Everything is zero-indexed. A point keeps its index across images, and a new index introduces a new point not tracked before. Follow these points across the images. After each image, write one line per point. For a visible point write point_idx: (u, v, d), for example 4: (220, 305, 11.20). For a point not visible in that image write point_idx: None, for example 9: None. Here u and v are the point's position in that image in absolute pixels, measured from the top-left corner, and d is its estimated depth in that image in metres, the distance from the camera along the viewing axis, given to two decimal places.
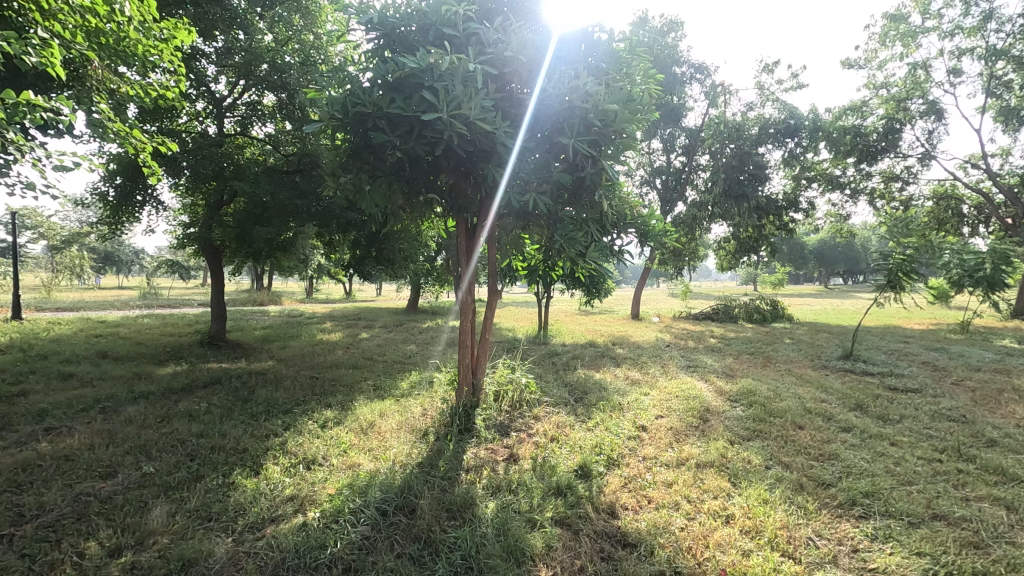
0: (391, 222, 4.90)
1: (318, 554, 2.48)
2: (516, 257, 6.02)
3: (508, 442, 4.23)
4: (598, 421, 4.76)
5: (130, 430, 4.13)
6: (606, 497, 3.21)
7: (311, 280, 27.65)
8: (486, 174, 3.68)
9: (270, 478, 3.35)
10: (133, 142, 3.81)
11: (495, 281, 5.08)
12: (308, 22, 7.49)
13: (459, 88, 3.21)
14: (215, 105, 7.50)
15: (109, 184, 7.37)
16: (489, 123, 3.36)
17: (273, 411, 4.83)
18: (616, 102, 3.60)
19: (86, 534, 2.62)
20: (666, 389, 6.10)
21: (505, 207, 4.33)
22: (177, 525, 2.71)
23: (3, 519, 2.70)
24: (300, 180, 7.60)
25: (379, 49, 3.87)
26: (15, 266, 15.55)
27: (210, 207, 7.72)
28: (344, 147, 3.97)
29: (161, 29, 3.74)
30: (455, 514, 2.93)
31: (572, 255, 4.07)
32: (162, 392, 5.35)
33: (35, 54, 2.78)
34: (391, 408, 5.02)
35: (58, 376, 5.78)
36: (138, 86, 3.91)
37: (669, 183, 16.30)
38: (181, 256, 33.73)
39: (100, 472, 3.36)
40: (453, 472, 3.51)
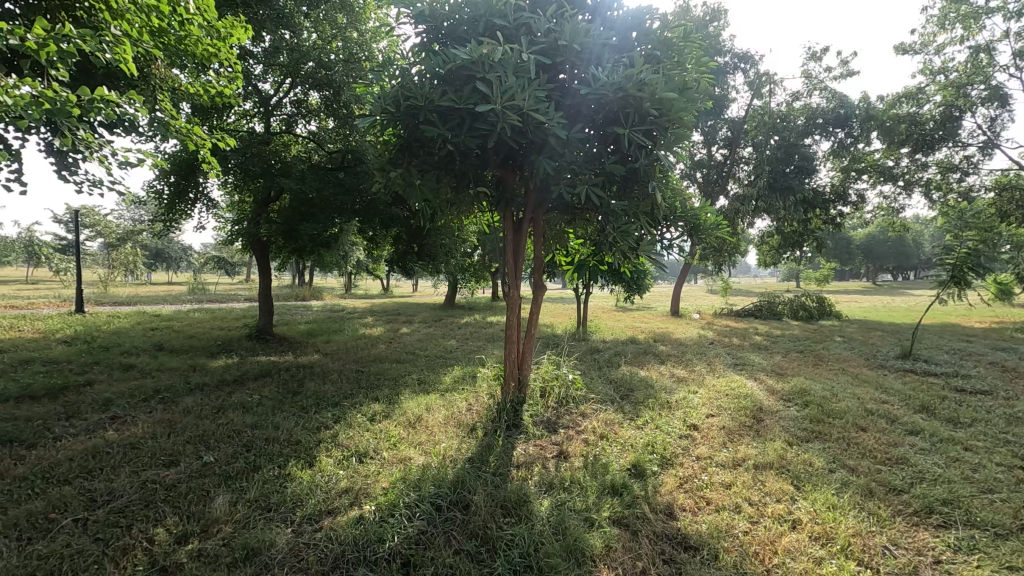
0: (439, 217, 4.89)
1: (377, 548, 2.47)
2: (560, 251, 5.94)
3: (557, 439, 4.17)
4: (647, 420, 4.64)
5: (189, 420, 4.25)
6: (663, 498, 3.11)
7: (349, 276, 28.15)
8: (538, 165, 3.60)
9: (324, 470, 3.39)
10: (192, 139, 3.89)
11: (540, 276, 4.99)
12: (352, 20, 7.57)
13: (513, 79, 3.15)
14: (263, 104, 7.67)
15: (164, 183, 7.63)
16: (544, 115, 3.28)
17: (323, 404, 4.91)
18: (673, 91, 3.44)
19: (154, 520, 2.69)
20: (715, 388, 5.91)
21: (554, 200, 4.27)
22: (239, 514, 2.76)
23: (77, 504, 2.81)
24: (345, 177, 7.70)
25: (428, 42, 3.84)
26: (76, 261, 16.32)
27: (258, 204, 7.91)
28: (395, 141, 3.98)
29: (221, 28, 3.83)
30: (510, 512, 2.89)
31: (625, 249, 3.92)
32: (216, 384, 5.51)
33: (107, 50, 2.86)
34: (437, 402, 5.04)
35: (119, 367, 6.02)
36: (198, 85, 4.02)
37: (710, 177, 15.89)
38: (227, 253, 34.89)
39: (164, 460, 3.46)
40: (504, 468, 3.48)
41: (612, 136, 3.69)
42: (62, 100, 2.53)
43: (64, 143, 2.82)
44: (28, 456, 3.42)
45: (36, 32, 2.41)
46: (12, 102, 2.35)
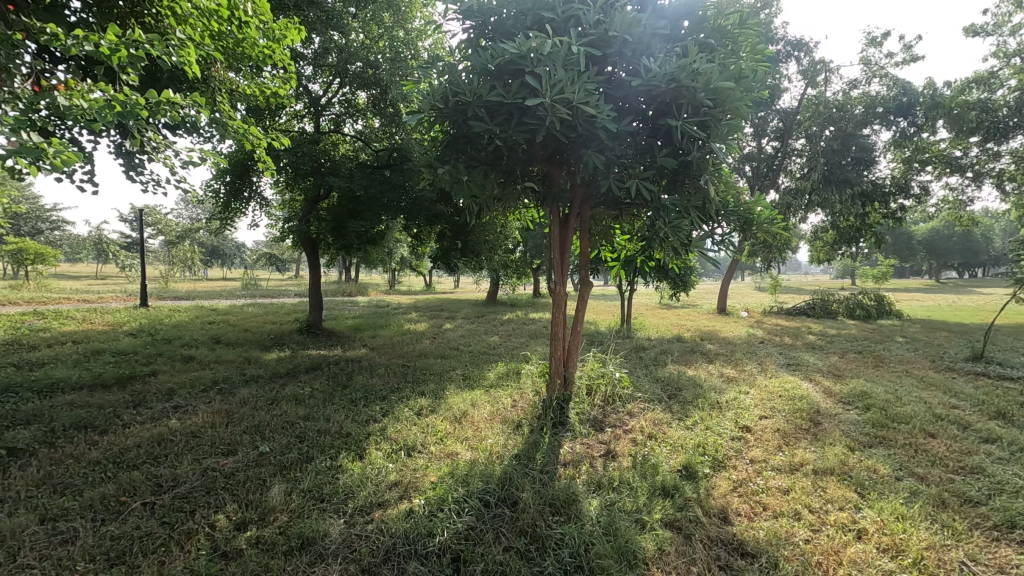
0: (485, 213, 4.89)
1: (427, 542, 2.49)
2: (606, 247, 5.84)
3: (604, 438, 4.11)
4: (696, 420, 4.52)
5: (245, 411, 4.41)
6: (716, 501, 3.00)
7: (392, 272, 28.65)
8: (586, 160, 3.54)
9: (374, 462, 3.44)
10: (249, 139, 4.00)
11: (586, 273, 4.92)
12: (398, 19, 7.65)
13: (562, 72, 3.09)
14: (313, 105, 7.87)
15: (221, 182, 7.95)
16: (594, 107, 3.21)
17: (371, 398, 5.00)
18: (729, 80, 3.31)
19: (215, 507, 2.80)
20: (767, 388, 5.70)
21: (601, 195, 4.19)
22: (294, 504, 2.83)
23: (144, 488, 2.95)
24: (391, 175, 7.84)
25: (475, 38, 3.83)
26: (140, 258, 17.19)
27: (308, 202, 8.14)
28: (442, 137, 4.00)
29: (276, 31, 3.94)
30: (558, 510, 2.86)
31: (676, 245, 3.80)
32: (270, 376, 5.70)
33: (173, 54, 2.97)
34: (482, 398, 5.05)
35: (181, 359, 6.31)
36: (255, 86, 4.15)
37: (760, 170, 15.35)
38: (277, 250, 36.14)
39: (223, 449, 3.59)
40: (550, 466, 3.45)
41: (663, 128, 3.58)
42: (133, 103, 2.65)
43: (133, 144, 2.96)
44: (100, 442, 3.63)
45: (109, 38, 2.52)
46: (88, 105, 2.47)
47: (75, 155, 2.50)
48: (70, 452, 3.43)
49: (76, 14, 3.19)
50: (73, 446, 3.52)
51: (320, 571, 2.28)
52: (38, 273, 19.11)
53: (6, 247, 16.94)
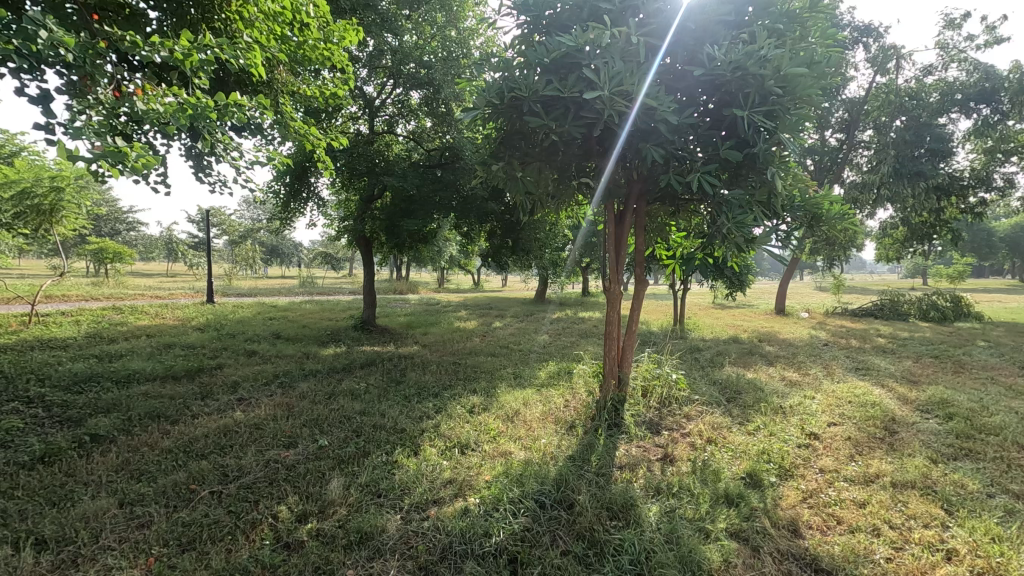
0: (538, 210, 4.83)
1: (483, 542, 2.46)
2: (661, 245, 5.67)
3: (661, 441, 3.98)
4: (759, 425, 4.31)
5: (305, 404, 4.53)
6: (785, 512, 2.84)
7: (440, 270, 29.01)
8: (645, 154, 3.42)
9: (428, 459, 3.46)
10: (309, 139, 4.11)
11: (642, 271, 4.77)
12: (450, 19, 7.69)
13: (621, 63, 2.99)
14: (368, 107, 8.03)
15: (281, 183, 8.25)
16: (655, 99, 3.08)
17: (424, 394, 5.05)
18: (800, 66, 3.11)
19: (277, 498, 2.88)
20: (834, 393, 5.38)
21: (659, 190, 4.05)
22: (352, 498, 2.87)
23: (212, 477, 3.07)
24: (443, 174, 7.90)
25: (530, 33, 3.76)
26: (207, 256, 18.13)
27: (363, 202, 8.32)
28: (496, 134, 3.97)
29: (335, 33, 4.02)
30: (617, 515, 2.77)
31: (740, 241, 3.62)
32: (327, 371, 5.85)
33: (240, 57, 3.09)
34: (534, 397, 5.00)
35: (244, 353, 6.58)
36: (315, 88, 4.26)
37: (823, 164, 14.62)
38: (331, 248, 37.36)
39: (284, 441, 3.70)
40: (606, 468, 3.37)
41: (727, 119, 3.41)
42: (203, 105, 2.75)
43: (203, 146, 3.08)
44: (172, 431, 3.80)
45: (183, 44, 2.63)
46: (164, 109, 2.59)
47: (154, 159, 2.65)
48: (145, 440, 3.62)
49: (152, 21, 3.35)
50: (148, 435, 3.71)
51: (379, 566, 2.29)
52: (117, 270, 20.52)
53: (88, 246, 18.27)
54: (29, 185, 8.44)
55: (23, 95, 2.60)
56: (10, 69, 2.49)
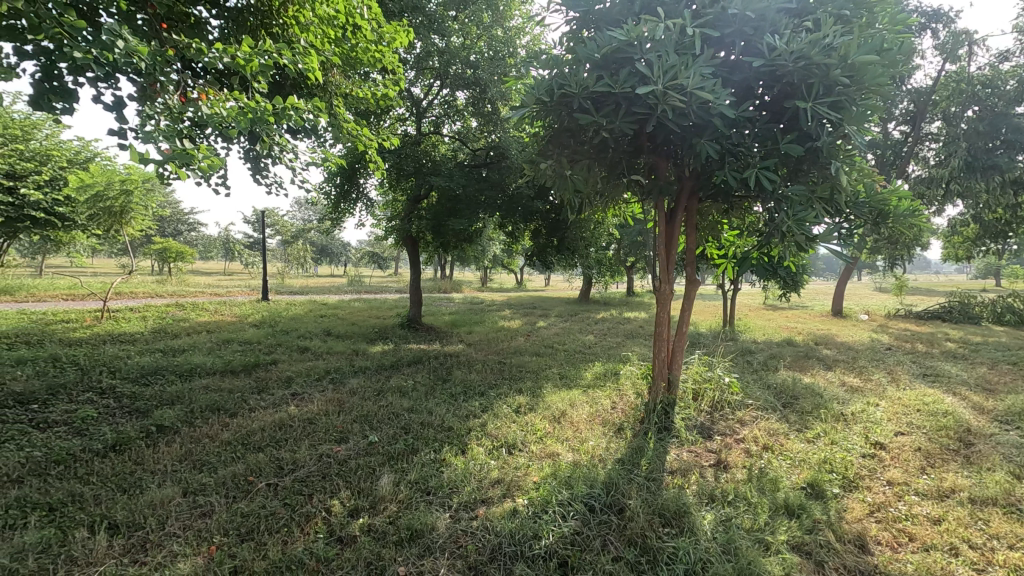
0: (586, 209, 4.76)
1: (533, 544, 2.43)
2: (712, 244, 5.49)
3: (714, 446, 3.85)
4: (819, 432, 4.11)
5: (355, 400, 4.63)
6: (851, 526, 2.68)
7: (483, 270, 29.20)
8: (699, 149, 3.31)
9: (476, 458, 3.46)
10: (361, 140, 4.19)
11: (693, 270, 4.62)
12: (496, 18, 7.70)
13: (676, 55, 2.89)
14: (415, 107, 8.14)
15: (332, 185, 8.48)
16: (711, 92, 2.97)
17: (470, 393, 5.07)
18: (870, 54, 2.93)
19: (330, 492, 2.94)
20: (901, 400, 5.08)
21: (713, 187, 3.91)
22: (402, 495, 2.90)
23: (269, 470, 3.16)
24: (488, 174, 7.93)
25: (579, 30, 3.70)
26: (262, 256, 18.89)
27: (410, 202, 8.45)
28: (545, 132, 3.94)
29: (386, 34, 4.08)
30: (670, 522, 2.69)
31: (800, 240, 3.45)
32: (376, 368, 5.97)
33: (298, 61, 3.18)
34: (581, 398, 4.94)
35: (297, 349, 6.79)
36: (366, 90, 4.34)
37: (886, 157, 13.74)
38: (378, 248, 38.31)
39: (336, 436, 3.78)
40: (657, 473, 3.28)
41: (788, 111, 3.25)
42: (262, 109, 2.85)
43: (262, 148, 3.18)
44: (231, 424, 3.96)
45: (244, 50, 2.73)
46: (226, 113, 2.69)
47: (218, 161, 2.76)
48: (207, 432, 3.78)
49: (215, 29, 3.49)
50: (209, 427, 3.87)
51: (429, 564, 2.30)
52: (179, 269, 21.66)
53: (153, 246, 19.36)
54: (101, 188, 9.00)
55: (99, 102, 2.75)
56: (88, 79, 2.64)
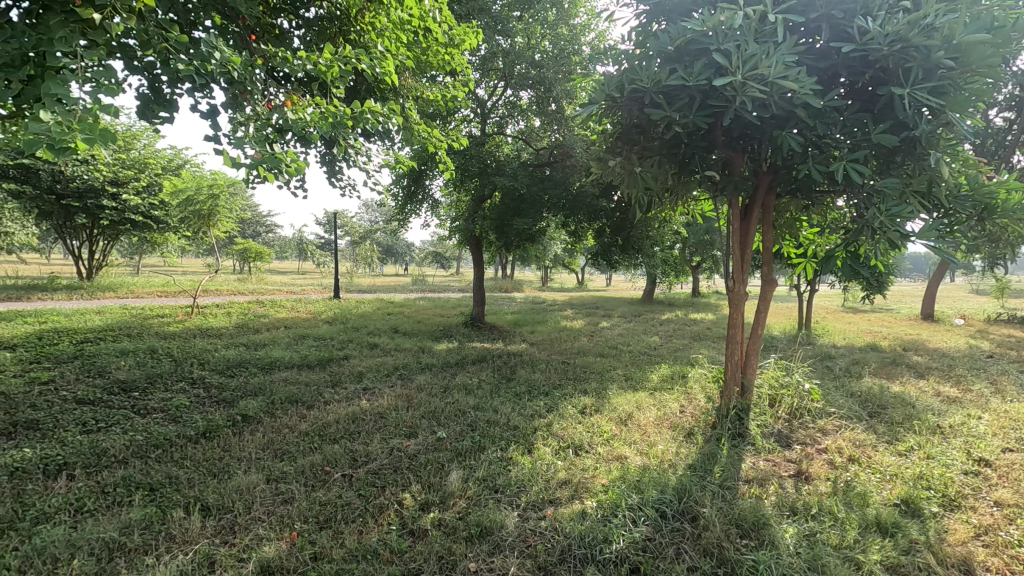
0: (655, 206, 4.63)
1: (604, 548, 2.39)
2: (790, 242, 5.21)
3: (793, 456, 3.64)
4: (912, 446, 3.80)
5: (423, 396, 4.74)
6: (954, 549, 2.45)
7: (544, 270, 29.20)
8: (781, 142, 3.14)
9: (543, 458, 3.44)
10: (431, 142, 4.28)
11: (770, 270, 4.37)
12: (561, 16, 7.65)
13: (757, 44, 2.74)
14: (480, 108, 8.24)
15: (399, 186, 8.73)
16: (795, 80, 2.80)
17: (535, 392, 5.07)
18: (979, 33, 2.67)
19: (401, 485, 3.01)
20: (1007, 414, 4.62)
21: (794, 182, 3.70)
22: (471, 491, 2.92)
23: (344, 461, 3.29)
24: (552, 173, 7.91)
25: (650, 24, 3.61)
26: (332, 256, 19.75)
27: (474, 202, 8.57)
28: (613, 129, 3.87)
29: (456, 36, 4.14)
30: (747, 533, 2.57)
31: (893, 237, 3.19)
32: (442, 365, 6.08)
33: (375, 67, 3.29)
34: (648, 401, 4.82)
35: (367, 345, 7.05)
36: (434, 92, 4.42)
37: (986, 148, 12.48)
38: (440, 248, 39.19)
39: (406, 431, 3.88)
40: (731, 481, 3.14)
41: (882, 98, 3.02)
42: (341, 113, 2.97)
43: (340, 151, 3.32)
44: (308, 415, 4.14)
45: (325, 56, 2.87)
46: (309, 118, 2.83)
47: (302, 164, 2.89)
48: (287, 422, 3.98)
49: (299, 40, 3.68)
50: (288, 418, 4.07)
51: (499, 562, 2.31)
52: (258, 269, 23.03)
53: (235, 247, 20.70)
54: (192, 193, 9.73)
55: (196, 111, 2.95)
56: (186, 90, 2.84)
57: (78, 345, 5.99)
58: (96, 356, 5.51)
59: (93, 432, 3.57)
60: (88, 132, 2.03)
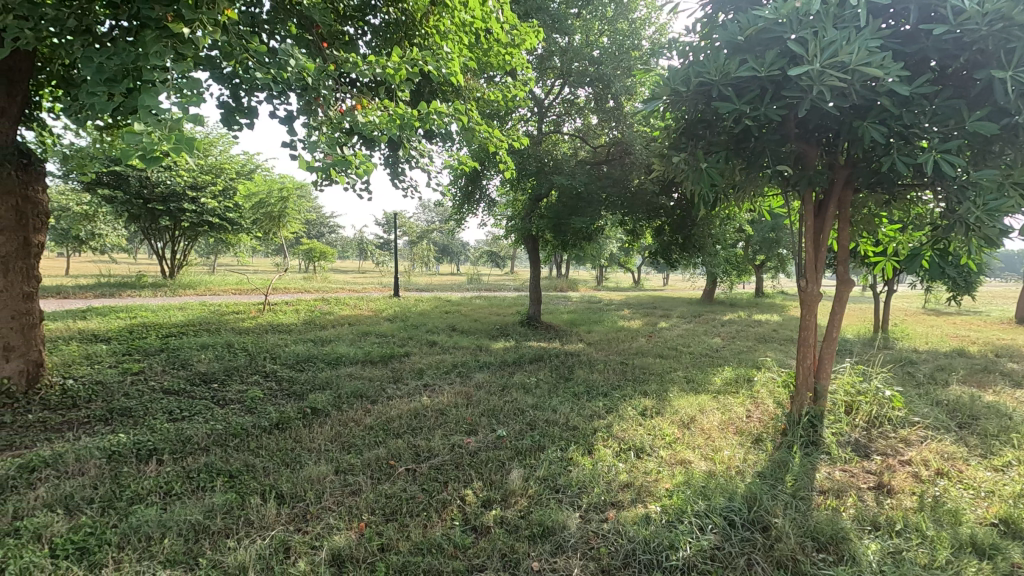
0: (721, 202, 4.46)
1: (670, 554, 2.32)
2: (868, 240, 4.90)
3: (872, 467, 3.42)
4: (1010, 461, 3.49)
5: (482, 394, 4.79)
6: None
7: (599, 269, 28.86)
8: (861, 133, 2.95)
9: (604, 460, 3.40)
10: (491, 142, 4.30)
11: (846, 270, 4.12)
12: (621, 11, 7.51)
13: (837, 30, 2.58)
14: (537, 107, 8.23)
15: (457, 186, 8.86)
16: (880, 67, 2.62)
17: (594, 392, 5.02)
18: None
19: (463, 481, 3.05)
20: None
21: (876, 176, 3.47)
22: (532, 491, 2.92)
23: (408, 456, 3.37)
24: (610, 170, 7.80)
25: (716, 14, 3.46)
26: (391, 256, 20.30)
27: (531, 201, 8.58)
28: (677, 124, 3.77)
29: (516, 35, 4.14)
30: (825, 547, 2.44)
31: (989, 233, 2.94)
32: (500, 364, 6.12)
33: (441, 69, 3.36)
34: (711, 404, 4.66)
35: (427, 343, 7.19)
36: (494, 92, 4.44)
37: None
38: (495, 247, 39.50)
39: (466, 428, 3.93)
40: (805, 492, 2.98)
41: (979, 83, 2.78)
42: (409, 115, 3.05)
43: (406, 152, 3.40)
44: (372, 410, 4.28)
45: (394, 60, 2.95)
46: (379, 121, 2.93)
47: (371, 166, 2.99)
48: (353, 416, 4.12)
49: (367, 46, 3.79)
50: (353, 412, 4.21)
51: (562, 563, 2.29)
52: (322, 268, 24.00)
53: (302, 247, 21.64)
54: (264, 197, 10.26)
55: (274, 118, 3.11)
56: (265, 97, 2.99)
57: (164, 339, 6.44)
58: (180, 349, 5.90)
59: (178, 421, 3.82)
60: (178, 142, 2.18)
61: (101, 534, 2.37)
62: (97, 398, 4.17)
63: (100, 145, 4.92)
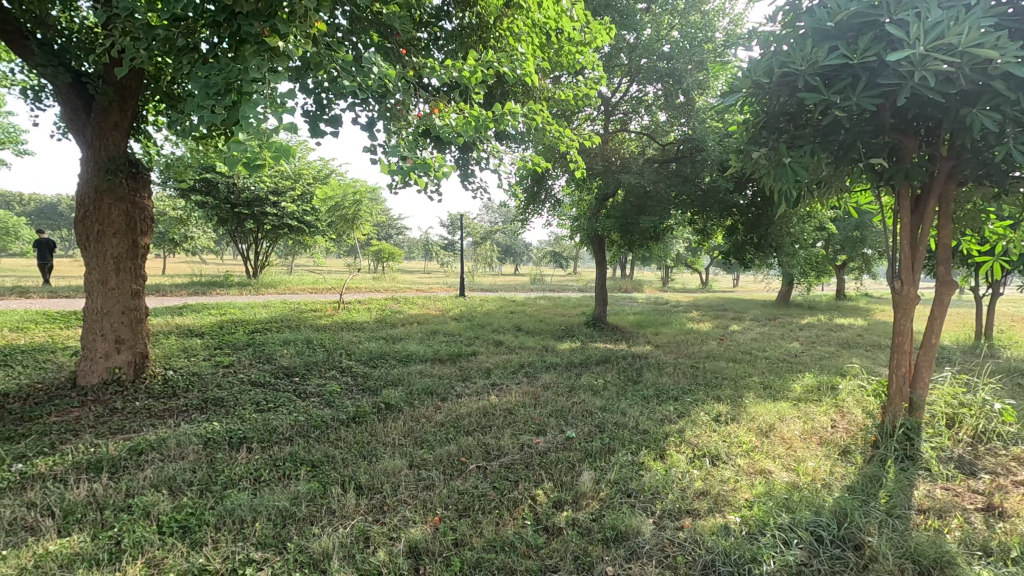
0: (804, 199, 4.22)
1: (753, 568, 2.22)
2: (972, 238, 4.48)
3: (980, 486, 3.12)
4: None
5: (549, 395, 4.78)
6: None
7: (665, 269, 28.17)
8: (971, 121, 2.69)
9: (677, 466, 3.29)
10: (560, 141, 4.28)
11: (947, 269, 3.77)
12: (692, 3, 7.25)
13: (944, 9, 2.38)
14: (604, 106, 8.11)
15: (523, 186, 8.88)
16: (994, 48, 2.39)
17: (664, 396, 4.88)
18: None
19: (534, 481, 3.05)
20: None
21: (985, 167, 3.16)
22: (603, 494, 2.88)
23: (478, 454, 3.41)
24: (680, 168, 7.57)
25: (799, 0, 3.26)
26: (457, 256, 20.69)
27: (597, 201, 8.48)
28: (757, 118, 3.59)
29: (586, 32, 4.08)
30: (928, 571, 2.24)
31: None
32: (567, 364, 6.09)
33: (515, 70, 3.39)
34: (792, 412, 4.42)
35: (493, 342, 7.26)
36: (563, 91, 4.41)
37: None
38: (558, 247, 39.39)
39: (535, 428, 3.93)
40: (902, 510, 2.76)
41: None
42: (484, 117, 3.10)
43: (479, 154, 3.46)
44: (442, 407, 4.37)
45: (470, 63, 3.00)
46: (455, 123, 2.99)
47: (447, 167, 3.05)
48: (424, 412, 4.22)
49: (441, 52, 3.88)
50: (425, 408, 4.32)
51: (638, 569, 2.25)
52: (391, 268, 24.85)
53: (372, 248, 22.46)
54: (339, 200, 10.73)
55: (356, 124, 3.24)
56: (348, 104, 3.12)
57: (250, 334, 6.88)
58: (265, 344, 6.29)
59: (265, 411, 4.06)
60: (272, 149, 2.32)
61: (201, 514, 2.56)
62: (194, 387, 4.51)
63: (196, 153, 5.31)
